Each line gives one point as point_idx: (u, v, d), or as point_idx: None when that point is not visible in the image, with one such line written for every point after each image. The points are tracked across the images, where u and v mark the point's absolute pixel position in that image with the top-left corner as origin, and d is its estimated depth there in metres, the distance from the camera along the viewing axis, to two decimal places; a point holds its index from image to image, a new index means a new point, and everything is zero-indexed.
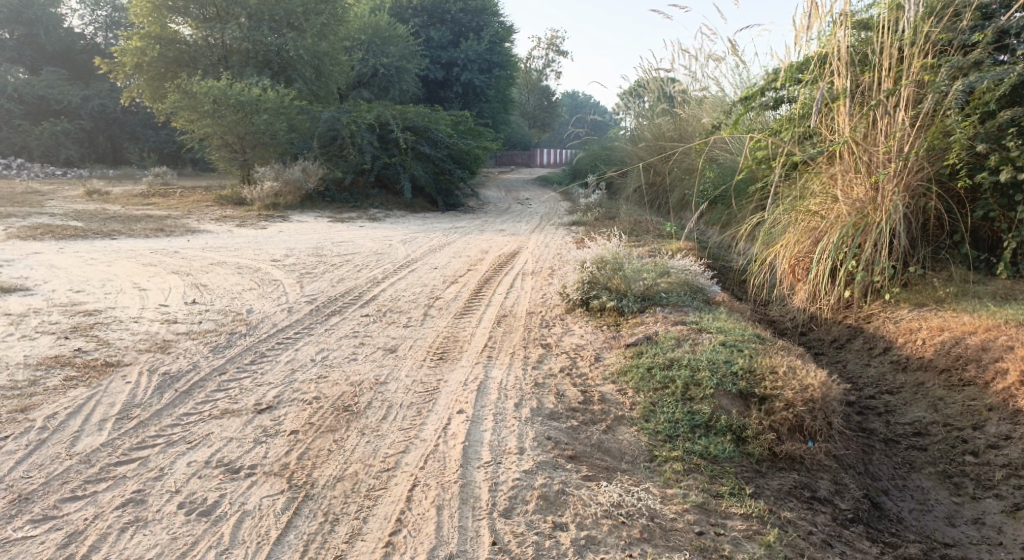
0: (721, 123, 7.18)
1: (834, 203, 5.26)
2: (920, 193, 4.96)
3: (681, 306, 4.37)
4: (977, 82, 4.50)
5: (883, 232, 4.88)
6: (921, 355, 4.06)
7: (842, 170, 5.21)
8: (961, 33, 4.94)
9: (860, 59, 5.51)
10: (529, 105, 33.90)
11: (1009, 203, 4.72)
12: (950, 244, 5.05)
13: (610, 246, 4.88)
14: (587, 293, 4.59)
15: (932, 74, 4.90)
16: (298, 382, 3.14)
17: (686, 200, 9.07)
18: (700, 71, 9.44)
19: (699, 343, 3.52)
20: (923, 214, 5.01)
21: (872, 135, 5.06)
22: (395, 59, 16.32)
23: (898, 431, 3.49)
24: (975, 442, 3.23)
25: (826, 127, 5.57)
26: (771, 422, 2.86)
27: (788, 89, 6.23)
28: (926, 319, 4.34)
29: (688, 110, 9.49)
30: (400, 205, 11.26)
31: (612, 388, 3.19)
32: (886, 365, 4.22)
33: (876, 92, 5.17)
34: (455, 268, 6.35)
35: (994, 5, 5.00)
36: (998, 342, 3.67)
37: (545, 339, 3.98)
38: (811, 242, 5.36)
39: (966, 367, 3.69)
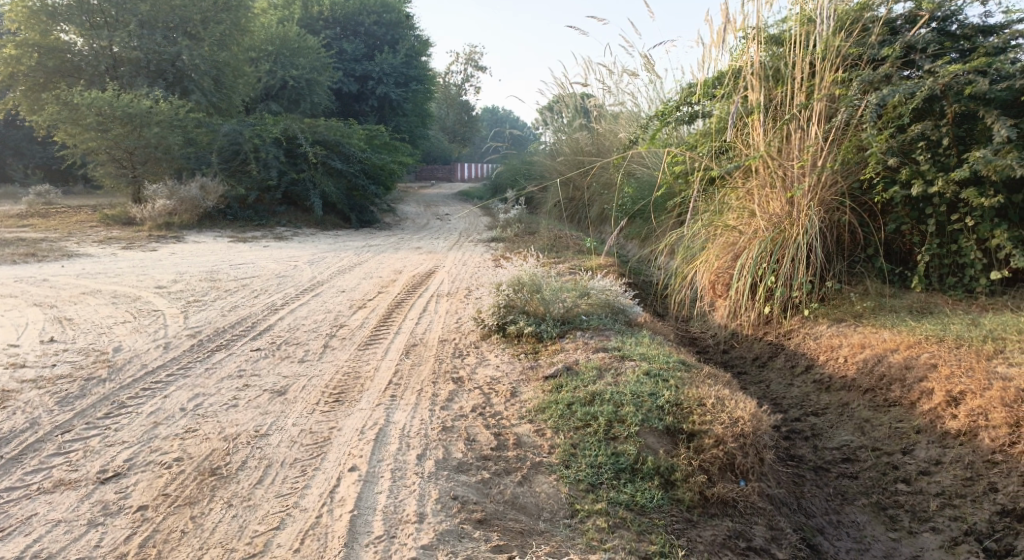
0: (638, 138, 7.07)
1: (751, 218, 5.19)
2: (834, 207, 4.94)
3: (602, 329, 4.12)
4: (890, 95, 4.49)
5: (800, 247, 4.81)
6: (844, 374, 3.96)
7: (759, 184, 5.14)
8: (871, 47, 5.00)
9: (772, 73, 5.49)
10: (448, 120, 33.65)
11: (919, 215, 4.76)
12: (864, 257, 5.06)
13: (527, 267, 4.58)
14: (503, 318, 4.26)
15: (843, 88, 4.92)
16: (158, 440, 2.67)
17: (605, 215, 8.94)
18: (615, 85, 9.39)
19: (623, 373, 3.26)
20: (838, 227, 5.00)
21: (787, 149, 5.02)
22: (305, 70, 15.63)
23: (827, 457, 3.34)
24: (906, 468, 3.11)
25: (741, 141, 5.51)
26: (701, 462, 2.62)
27: (703, 103, 6.17)
28: (846, 335, 4.26)
29: (604, 124, 9.41)
30: (310, 223, 10.67)
31: (529, 428, 2.87)
32: (810, 384, 4.10)
33: (789, 106, 5.14)
34: (364, 291, 5.91)
35: (898, 21, 5.10)
36: (922, 359, 3.59)
37: (458, 372, 3.62)
38: (731, 258, 5.27)
39: (891, 387, 3.61)
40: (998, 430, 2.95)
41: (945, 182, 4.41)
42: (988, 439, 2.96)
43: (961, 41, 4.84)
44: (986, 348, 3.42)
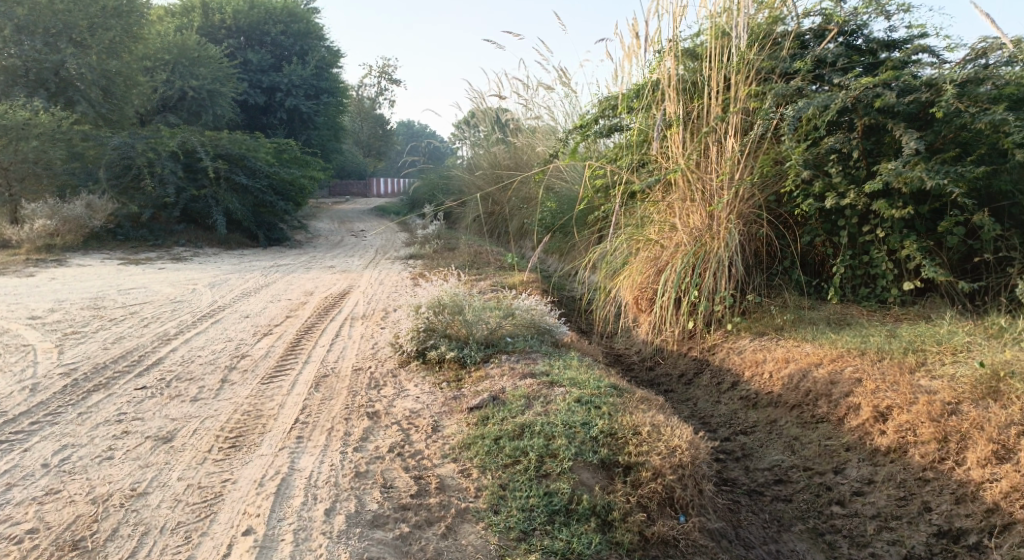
0: (557, 152, 6.96)
1: (672, 232, 5.14)
2: (752, 220, 4.95)
3: (529, 352, 3.91)
4: (805, 108, 4.54)
5: (722, 261, 4.78)
6: (770, 389, 3.91)
7: (679, 198, 5.11)
8: (782, 61, 5.07)
9: (689, 87, 5.49)
10: (362, 134, 32.96)
11: (832, 227, 4.83)
12: (781, 269, 5.09)
13: (447, 287, 4.31)
14: (423, 343, 3.98)
15: (758, 101, 4.96)
16: (11, 506, 2.32)
17: (525, 230, 8.80)
18: (532, 99, 9.30)
19: (552, 401, 3.06)
20: (756, 240, 5.01)
21: (706, 163, 5.01)
22: (206, 81, 14.80)
23: (759, 479, 3.25)
24: (839, 489, 3.05)
25: (661, 155, 5.48)
26: (638, 498, 2.44)
27: (622, 116, 6.13)
28: (769, 348, 4.24)
29: (522, 138, 9.30)
30: (213, 243, 9.98)
31: (452, 468, 2.61)
32: (736, 401, 4.04)
33: (707, 119, 5.15)
34: (271, 315, 5.47)
35: (807, 36, 5.21)
36: (846, 374, 3.57)
37: (373, 405, 3.29)
38: (654, 272, 5.19)
39: (817, 403, 3.57)
40: (927, 445, 2.93)
41: (858, 195, 4.49)
42: (918, 455, 2.93)
43: (866, 55, 4.99)
44: (908, 361, 3.43)
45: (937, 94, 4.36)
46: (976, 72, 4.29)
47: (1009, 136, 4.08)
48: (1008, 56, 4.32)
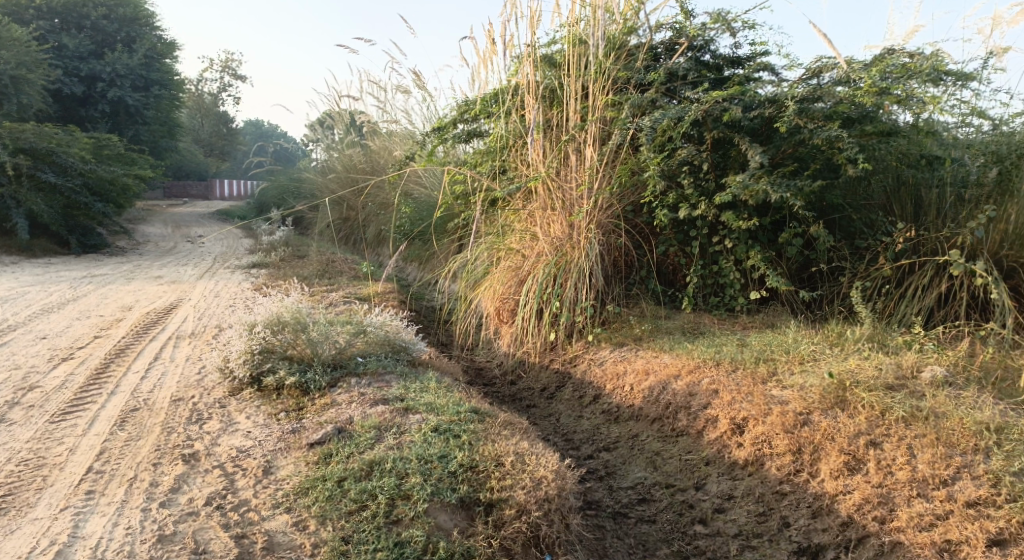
0: (414, 155, 6.64)
1: (534, 241, 5.01)
2: (611, 230, 4.92)
3: (382, 373, 3.56)
4: (661, 119, 4.57)
5: (582, 271, 4.70)
6: (631, 403, 3.84)
7: (539, 207, 4.98)
8: (637, 72, 5.10)
9: (548, 94, 5.41)
10: (204, 132, 30.55)
11: (685, 238, 4.90)
12: (638, 279, 5.09)
13: (288, 302, 3.84)
14: (259, 368, 3.50)
15: (615, 111, 4.94)
16: None
17: (382, 237, 8.38)
18: (388, 101, 8.90)
19: (407, 433, 2.76)
20: (615, 249, 4.99)
21: (566, 172, 4.92)
22: (8, 65, 12.84)
23: (623, 499, 3.13)
24: (701, 506, 2.99)
25: (520, 161, 5.37)
26: (501, 539, 2.24)
27: (481, 121, 5.96)
28: (630, 360, 4.19)
29: (378, 141, 8.87)
30: (12, 249, 8.59)
31: (285, 521, 2.25)
32: (598, 416, 3.93)
33: (566, 128, 5.07)
34: (76, 335, 4.67)
35: (659, 49, 5.28)
36: (703, 385, 3.56)
37: (192, 445, 2.80)
38: (516, 283, 5.01)
39: (677, 416, 3.53)
40: (783, 457, 2.95)
41: (709, 206, 4.57)
42: (775, 468, 2.95)
43: (713, 71, 5.15)
44: (760, 371, 3.48)
45: (779, 109, 4.55)
46: (812, 89, 4.52)
47: (842, 151, 4.32)
48: (839, 75, 4.60)
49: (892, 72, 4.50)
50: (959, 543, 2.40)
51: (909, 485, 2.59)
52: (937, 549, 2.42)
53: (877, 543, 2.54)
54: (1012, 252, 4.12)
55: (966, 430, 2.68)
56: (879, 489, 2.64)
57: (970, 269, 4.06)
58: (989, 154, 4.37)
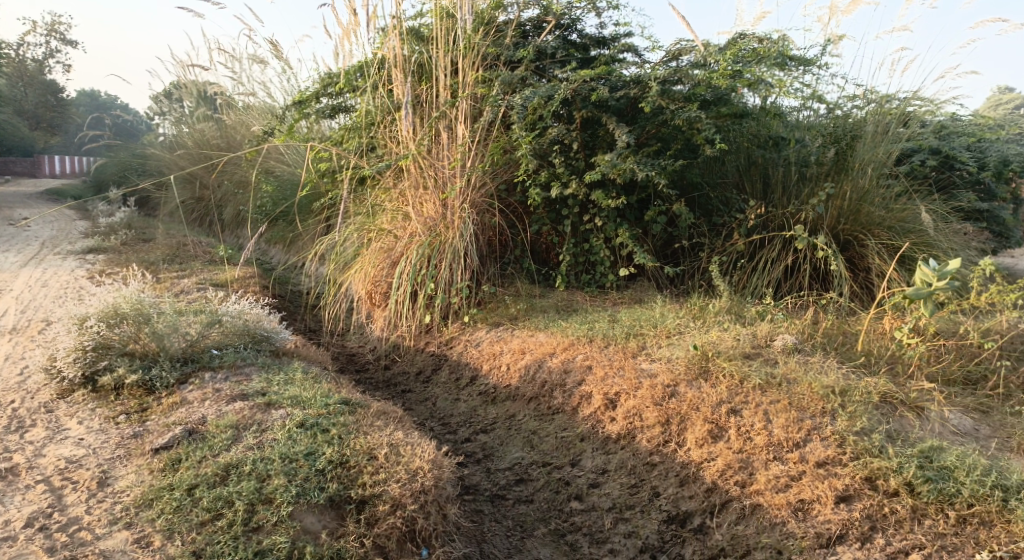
0: (274, 130, 6.21)
1: (406, 221, 4.85)
2: (484, 209, 4.85)
3: (241, 366, 3.29)
4: (531, 97, 4.54)
5: (457, 251, 4.61)
6: (508, 383, 3.81)
7: (411, 186, 4.82)
8: (507, 48, 5.03)
9: (416, 69, 5.23)
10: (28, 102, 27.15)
11: (557, 217, 4.93)
12: (513, 258, 5.07)
13: (129, 291, 3.45)
14: (94, 367, 3.13)
15: (486, 87, 4.85)
16: None
17: (241, 217, 7.82)
18: (244, 72, 8.28)
19: (269, 430, 2.55)
20: (488, 229, 4.92)
21: (437, 149, 4.79)
22: None
23: (500, 481, 3.10)
24: (577, 482, 3.02)
25: (389, 137, 5.16)
26: (375, 537, 2.13)
27: (346, 95, 5.66)
28: (505, 340, 4.17)
29: (233, 115, 8.24)
30: None
31: (124, 538, 2.03)
32: (475, 397, 3.88)
33: (435, 104, 4.92)
34: None
35: (528, 26, 5.24)
36: (577, 362, 3.60)
37: (10, 459, 2.43)
38: (388, 265, 4.83)
39: (553, 393, 3.55)
40: (652, 429, 3.04)
41: (579, 185, 4.62)
42: (645, 440, 3.03)
43: (580, 50, 5.19)
44: (631, 346, 3.57)
45: (644, 90, 4.67)
46: (673, 71, 4.67)
47: (701, 132, 4.51)
48: (697, 58, 4.79)
49: (745, 56, 4.74)
50: (810, 502, 2.54)
51: (766, 449, 2.75)
52: (792, 508, 2.55)
53: (739, 506, 2.66)
54: (847, 227, 4.52)
55: (814, 394, 2.89)
56: (739, 454, 2.78)
57: (813, 243, 4.39)
58: (826, 136, 4.77)
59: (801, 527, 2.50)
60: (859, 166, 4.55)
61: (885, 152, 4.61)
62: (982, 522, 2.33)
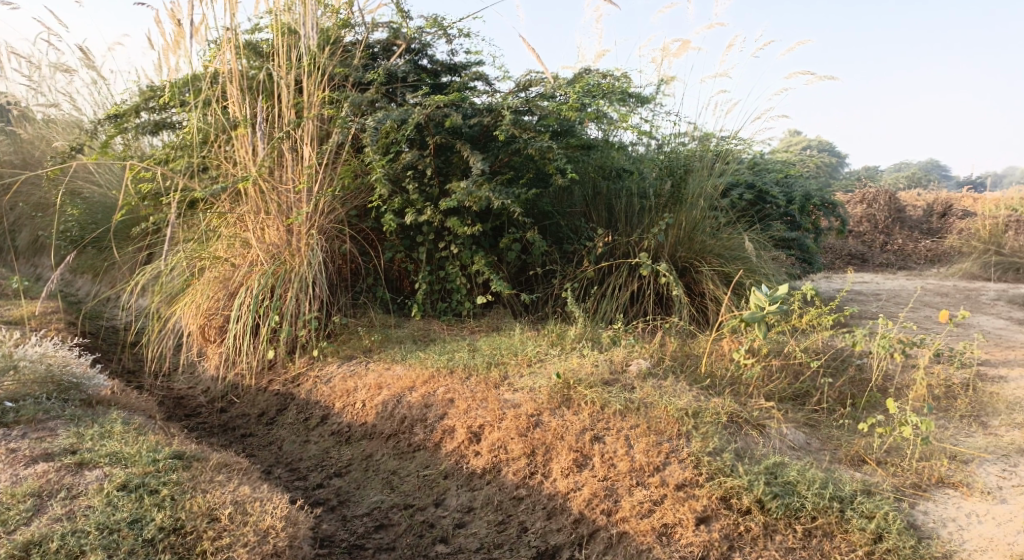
0: (83, 146, 5.49)
1: (245, 248, 4.47)
2: (334, 235, 4.58)
3: (43, 420, 2.79)
4: (384, 120, 4.38)
5: (304, 280, 4.29)
6: (364, 421, 3.59)
7: (251, 211, 4.46)
8: (355, 70, 4.84)
9: (255, 86, 4.88)
10: None
11: (411, 244, 4.79)
12: (365, 287, 4.84)
13: None
14: None
15: (334, 108, 4.63)
16: None
17: (39, 244, 6.82)
18: (43, 80, 7.29)
19: (83, 496, 2.22)
20: (339, 257, 4.65)
21: (281, 172, 4.47)
22: None
23: (358, 529, 2.88)
24: (441, 524, 2.87)
25: (225, 157, 4.75)
26: None
27: (172, 111, 5.14)
28: (359, 375, 3.94)
29: (30, 129, 7.21)
30: None
31: None
32: (327, 438, 3.61)
33: (278, 123, 4.61)
34: None
35: (376, 48, 5.09)
36: (438, 395, 3.48)
37: None
38: (226, 296, 4.42)
39: (413, 430, 3.39)
40: (518, 461, 3.00)
41: (434, 212, 4.52)
42: (511, 473, 2.97)
43: (431, 76, 5.13)
44: (493, 376, 3.52)
45: (497, 118, 4.70)
46: (524, 101, 4.75)
47: (553, 162, 4.61)
48: (546, 90, 4.91)
49: (591, 90, 4.94)
50: (673, 525, 2.60)
51: (629, 475, 2.80)
52: (657, 533, 2.59)
53: (607, 536, 2.65)
54: (684, 254, 4.81)
55: (670, 417, 3.02)
56: (604, 482, 2.80)
57: (656, 270, 4.63)
58: (663, 169, 5.10)
59: (666, 552, 2.53)
60: (693, 198, 4.89)
61: (715, 185, 5.01)
62: (824, 533, 2.51)
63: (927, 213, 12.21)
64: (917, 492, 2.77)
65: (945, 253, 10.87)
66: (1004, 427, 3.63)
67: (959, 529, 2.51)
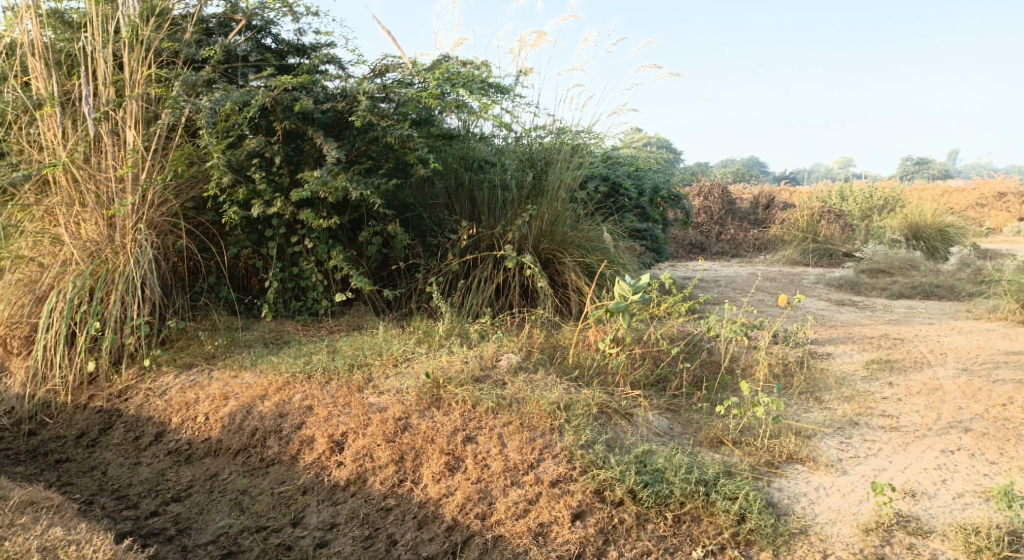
0: None
1: (55, 245, 3.90)
2: (166, 230, 4.08)
3: None
4: (222, 101, 3.95)
5: (131, 281, 3.78)
6: (207, 436, 3.21)
7: (61, 203, 3.91)
8: (187, 46, 4.34)
9: (64, 60, 4.23)
10: None
11: (259, 239, 4.38)
12: (207, 286, 4.36)
13: None
14: None
15: (163, 87, 4.12)
16: None
17: None
18: None
19: None
20: (173, 254, 4.15)
21: (99, 159, 3.95)
22: None
23: None
24: (301, 544, 2.62)
25: (27, 141, 4.08)
26: None
27: None
28: (203, 384, 3.54)
29: None
30: None
31: None
32: (163, 458, 3.19)
33: (95, 103, 4.03)
34: None
35: (212, 23, 4.61)
36: (295, 403, 3.22)
37: None
38: (32, 301, 3.82)
39: (266, 443, 3.08)
40: (385, 469, 2.82)
41: (285, 203, 4.16)
42: (378, 483, 2.78)
43: (277, 57, 4.74)
44: (356, 379, 3.32)
45: (351, 104, 4.42)
46: (380, 87, 4.50)
47: (413, 151, 4.42)
48: (403, 76, 4.68)
49: (450, 78, 4.79)
50: (549, 524, 2.53)
51: (502, 475, 2.72)
52: (533, 534, 2.51)
53: (481, 541, 2.52)
54: (548, 246, 4.82)
55: (542, 411, 3.02)
56: (477, 485, 2.69)
57: (521, 262, 4.59)
58: (524, 161, 5.10)
59: (543, 552, 2.44)
60: (554, 189, 4.91)
61: (575, 177, 5.07)
62: (692, 518, 2.56)
63: (754, 205, 13.36)
64: (771, 470, 2.95)
65: (770, 242, 11.93)
66: (836, 400, 3.97)
67: (811, 504, 2.68)
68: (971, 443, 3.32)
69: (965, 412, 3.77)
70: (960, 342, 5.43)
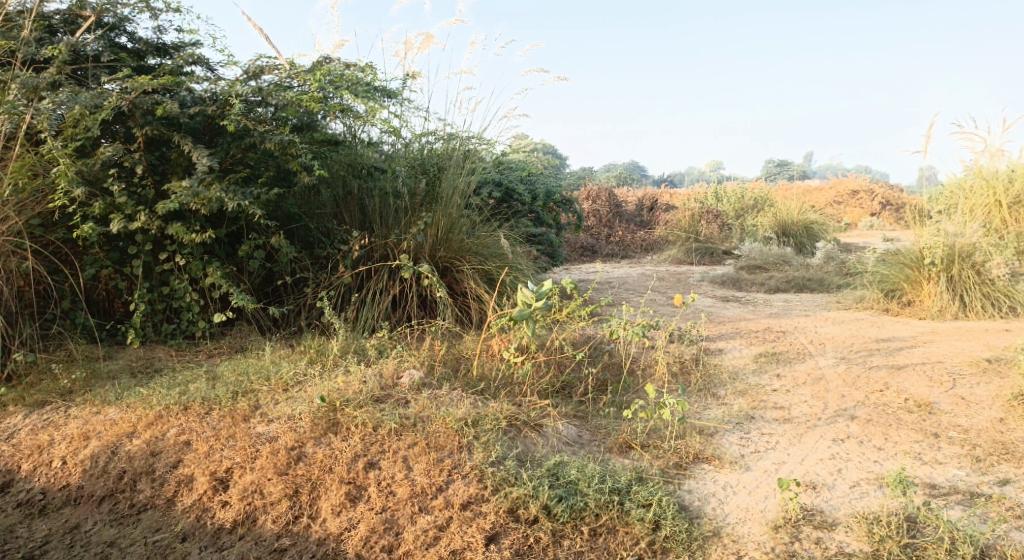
0: None
1: None
2: (8, 252, 3.59)
3: None
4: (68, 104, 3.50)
5: None
6: (63, 484, 2.81)
7: None
8: (25, 43, 3.83)
9: None
10: None
11: (122, 257, 3.94)
12: (61, 313, 3.87)
13: None
14: None
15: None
16: None
17: None
18: None
19: None
20: (17, 278, 3.66)
21: None
22: None
23: None
24: None
25: None
26: None
27: None
28: (58, 424, 3.11)
29: None
30: None
31: None
32: (9, 513, 2.75)
33: None
34: None
35: (55, 19, 4.11)
36: (170, 438, 2.89)
37: None
38: None
39: (137, 486, 2.74)
40: (278, 506, 2.57)
41: (151, 217, 3.76)
42: (270, 522, 2.54)
43: (135, 57, 4.29)
44: (241, 408, 3.03)
45: (223, 108, 4.06)
46: (256, 89, 4.17)
47: (296, 158, 4.14)
48: (280, 78, 4.37)
49: (333, 81, 4.54)
50: (462, 551, 2.39)
51: (409, 502, 2.55)
52: None
53: None
54: (444, 254, 4.66)
55: (449, 429, 2.90)
56: (382, 515, 2.51)
57: (417, 272, 4.42)
58: (416, 167, 4.93)
59: None
60: (448, 196, 4.76)
61: (469, 182, 4.96)
62: (609, 530, 2.50)
63: (638, 208, 13.82)
64: (680, 472, 2.95)
65: (656, 243, 12.35)
66: (732, 395, 4.07)
67: (720, 504, 2.70)
68: (857, 430, 3.49)
69: (848, 399, 3.98)
70: (835, 332, 5.79)
